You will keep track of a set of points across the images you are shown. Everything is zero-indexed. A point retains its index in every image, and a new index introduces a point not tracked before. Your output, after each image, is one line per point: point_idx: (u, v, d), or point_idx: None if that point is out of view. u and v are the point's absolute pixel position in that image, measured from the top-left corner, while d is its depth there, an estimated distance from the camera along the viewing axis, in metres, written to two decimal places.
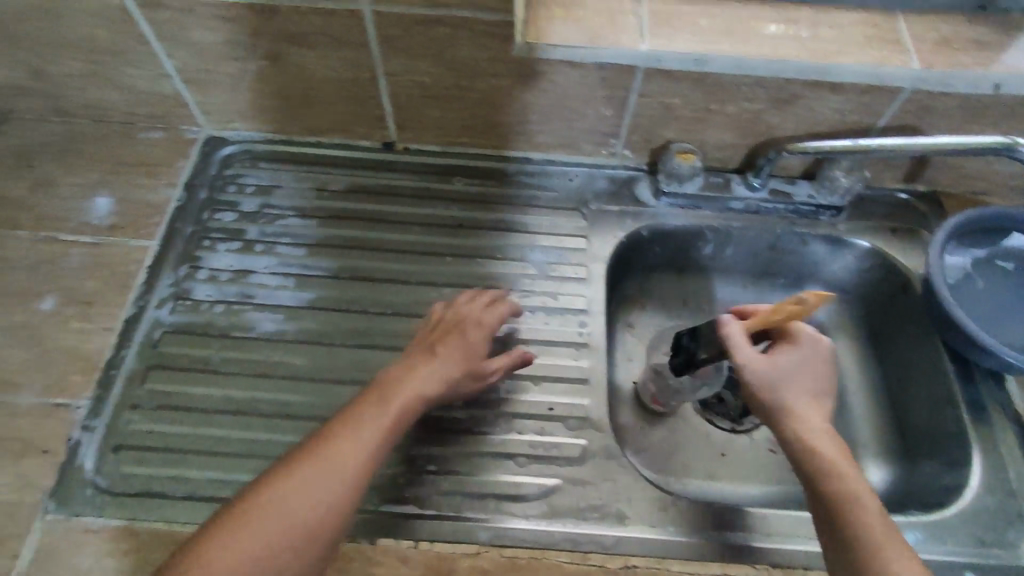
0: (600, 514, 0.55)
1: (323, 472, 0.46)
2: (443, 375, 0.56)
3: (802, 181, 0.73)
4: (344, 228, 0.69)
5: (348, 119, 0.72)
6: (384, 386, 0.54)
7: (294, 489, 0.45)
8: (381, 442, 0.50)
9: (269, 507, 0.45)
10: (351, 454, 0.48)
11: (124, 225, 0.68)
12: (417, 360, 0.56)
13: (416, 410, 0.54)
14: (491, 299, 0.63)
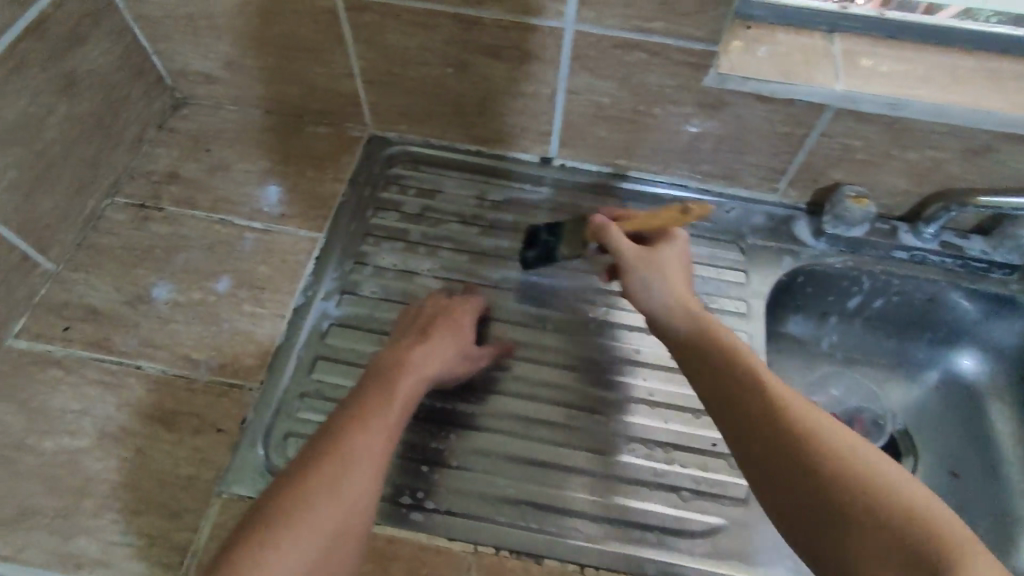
0: (768, 561, 0.54)
1: (345, 465, 0.46)
2: (443, 357, 0.58)
3: (975, 236, 0.71)
4: (506, 240, 0.71)
5: (515, 132, 0.73)
6: (391, 368, 0.55)
7: (329, 483, 0.45)
8: (388, 431, 0.50)
9: (331, 501, 0.44)
10: (365, 448, 0.48)
11: (293, 215, 0.69)
12: (410, 341, 0.58)
13: (421, 391, 0.56)
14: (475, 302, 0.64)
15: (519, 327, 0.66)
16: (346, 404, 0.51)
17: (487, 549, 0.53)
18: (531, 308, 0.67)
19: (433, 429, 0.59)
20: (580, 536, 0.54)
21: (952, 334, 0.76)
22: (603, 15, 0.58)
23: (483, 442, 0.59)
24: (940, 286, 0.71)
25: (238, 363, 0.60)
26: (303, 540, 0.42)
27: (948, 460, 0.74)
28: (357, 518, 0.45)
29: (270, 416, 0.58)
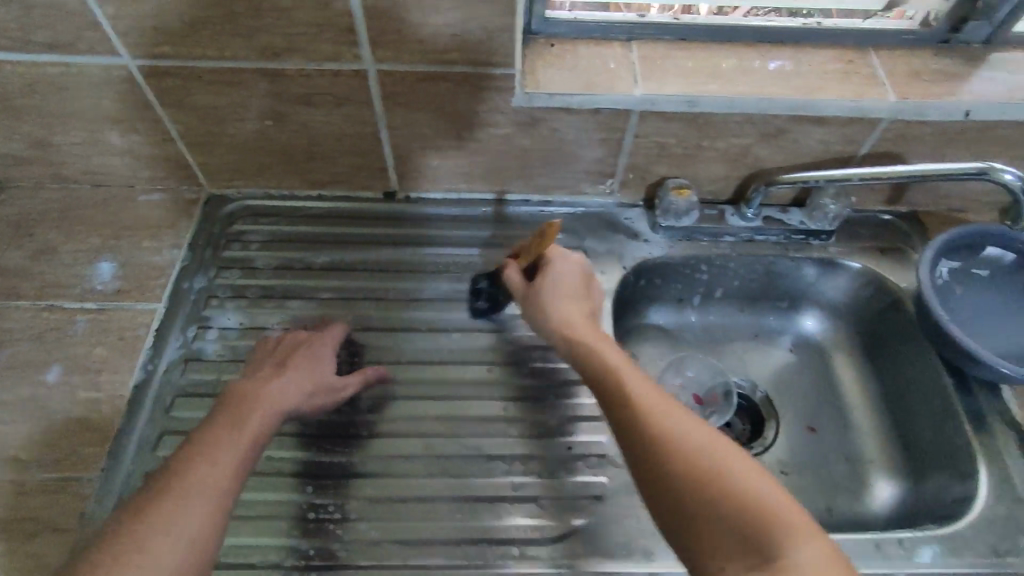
0: (627, 551, 0.56)
1: (180, 496, 0.47)
2: (299, 389, 0.59)
3: (793, 208, 0.76)
4: (355, 280, 0.71)
5: (352, 171, 0.74)
6: (240, 401, 0.55)
7: (161, 517, 0.45)
8: (236, 462, 0.51)
9: (162, 534, 0.45)
10: (204, 475, 0.48)
11: (129, 289, 0.67)
12: (266, 375, 0.59)
13: (275, 416, 0.56)
14: (331, 336, 0.65)
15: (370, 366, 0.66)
16: (192, 438, 0.52)
17: None
18: (387, 346, 0.67)
19: (288, 487, 0.58)
20: (443, 564, 0.55)
21: (794, 300, 0.81)
22: (398, 53, 0.60)
23: (343, 489, 0.58)
24: (772, 259, 0.76)
25: (75, 454, 0.57)
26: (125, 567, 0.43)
27: (806, 416, 0.77)
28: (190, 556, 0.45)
29: (113, 503, 0.56)
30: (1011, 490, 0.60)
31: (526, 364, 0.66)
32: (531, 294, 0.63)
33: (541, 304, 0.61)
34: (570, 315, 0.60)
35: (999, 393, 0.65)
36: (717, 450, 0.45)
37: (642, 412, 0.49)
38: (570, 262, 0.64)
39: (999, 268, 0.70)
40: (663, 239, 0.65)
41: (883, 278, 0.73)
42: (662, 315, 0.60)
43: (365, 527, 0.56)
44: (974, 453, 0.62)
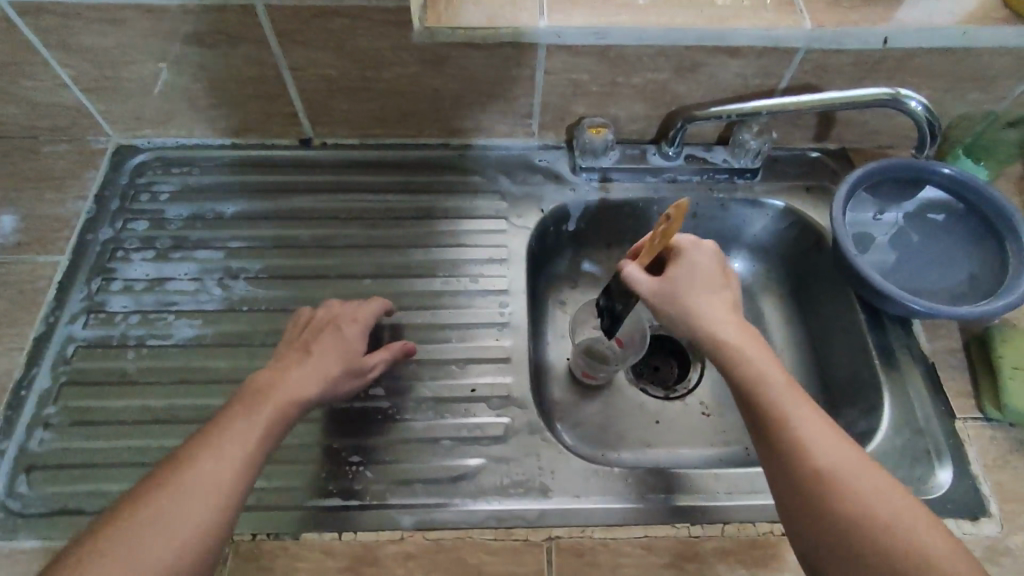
0: (524, 489, 0.56)
1: (180, 496, 0.42)
2: (322, 373, 0.54)
3: (717, 147, 0.75)
4: (265, 228, 0.69)
5: (261, 117, 0.72)
6: (264, 389, 0.51)
7: (154, 515, 0.41)
8: (249, 450, 0.46)
9: (153, 538, 0.40)
10: (208, 472, 0.44)
11: (31, 241, 0.66)
12: (289, 361, 0.55)
13: (298, 408, 0.52)
14: (368, 312, 0.61)
15: (275, 314, 0.64)
16: (204, 428, 0.47)
17: (243, 536, 0.52)
18: (294, 294, 0.65)
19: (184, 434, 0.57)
20: (338, 503, 0.55)
21: (723, 242, 0.79)
22: None
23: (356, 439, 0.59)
24: (695, 200, 0.74)
25: None
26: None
27: None
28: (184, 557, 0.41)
29: (10, 454, 0.56)
30: (913, 422, 0.60)
31: (436, 309, 0.65)
32: (667, 291, 0.57)
33: (680, 301, 0.56)
34: (711, 310, 0.55)
35: (911, 326, 0.65)
36: (868, 486, 0.43)
37: (795, 440, 0.46)
38: (701, 252, 0.58)
39: (954, 212, 0.68)
40: (701, 242, 0.59)
41: (804, 217, 0.72)
42: (726, 325, 0.54)
43: (368, 473, 0.57)
44: (881, 388, 0.62)
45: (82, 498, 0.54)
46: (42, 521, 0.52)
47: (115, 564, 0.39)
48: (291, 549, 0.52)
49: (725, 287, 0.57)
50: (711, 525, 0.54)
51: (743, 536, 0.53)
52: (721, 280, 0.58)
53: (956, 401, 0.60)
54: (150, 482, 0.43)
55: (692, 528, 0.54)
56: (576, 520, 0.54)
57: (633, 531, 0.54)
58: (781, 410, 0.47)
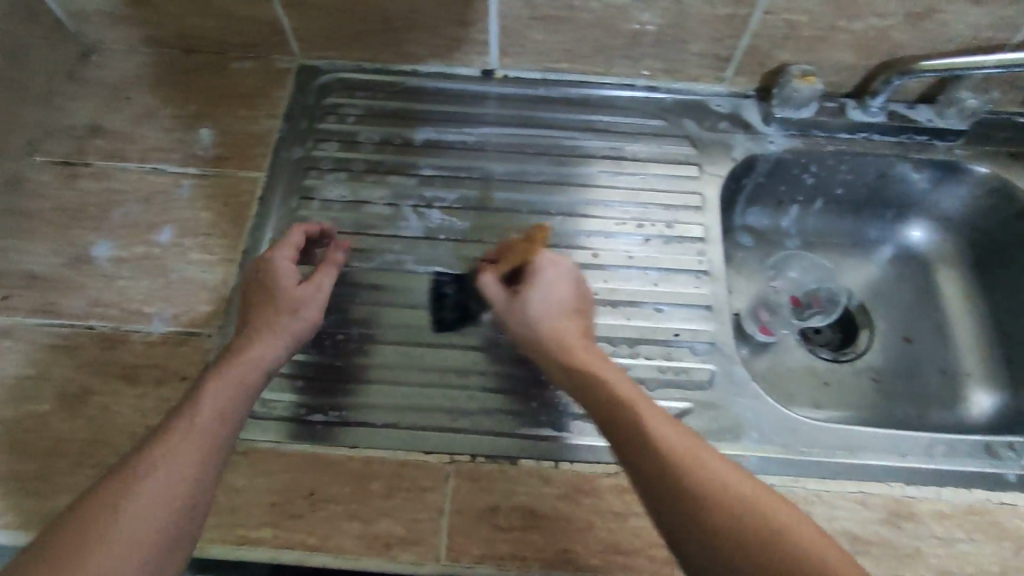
0: (734, 436, 0.56)
1: (179, 445, 0.43)
2: (290, 335, 0.52)
3: (921, 105, 0.71)
4: (452, 157, 0.69)
5: (451, 45, 0.70)
6: (239, 344, 0.50)
7: (160, 462, 0.42)
8: (222, 413, 0.45)
9: (143, 497, 0.40)
10: (190, 429, 0.44)
11: (229, 156, 0.67)
12: (254, 324, 0.51)
13: (269, 372, 0.49)
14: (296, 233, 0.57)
15: (472, 245, 0.65)
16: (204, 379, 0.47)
17: (464, 457, 0.54)
18: (487, 226, 0.65)
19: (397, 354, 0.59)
20: (550, 433, 0.56)
21: (903, 207, 0.76)
22: None
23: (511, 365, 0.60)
24: (891, 160, 0.70)
25: (193, 312, 0.59)
26: (103, 529, 0.39)
27: (902, 326, 0.74)
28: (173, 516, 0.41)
29: None
30: None
31: (630, 253, 0.64)
32: (515, 303, 0.55)
33: (524, 317, 0.54)
34: (567, 336, 0.53)
35: None
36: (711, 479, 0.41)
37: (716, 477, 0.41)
38: (557, 269, 0.56)
39: None
40: (561, 260, 0.57)
41: (1013, 186, 0.68)
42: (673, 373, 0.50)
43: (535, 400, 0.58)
44: None
45: (309, 406, 0.57)
46: (276, 425, 0.55)
47: (110, 516, 0.39)
48: (510, 472, 0.54)
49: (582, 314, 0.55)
50: (927, 487, 0.54)
51: (959, 500, 0.53)
52: (575, 307, 0.55)
53: None
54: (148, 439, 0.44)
55: (908, 485, 0.54)
56: (788, 471, 0.54)
57: (847, 486, 0.54)
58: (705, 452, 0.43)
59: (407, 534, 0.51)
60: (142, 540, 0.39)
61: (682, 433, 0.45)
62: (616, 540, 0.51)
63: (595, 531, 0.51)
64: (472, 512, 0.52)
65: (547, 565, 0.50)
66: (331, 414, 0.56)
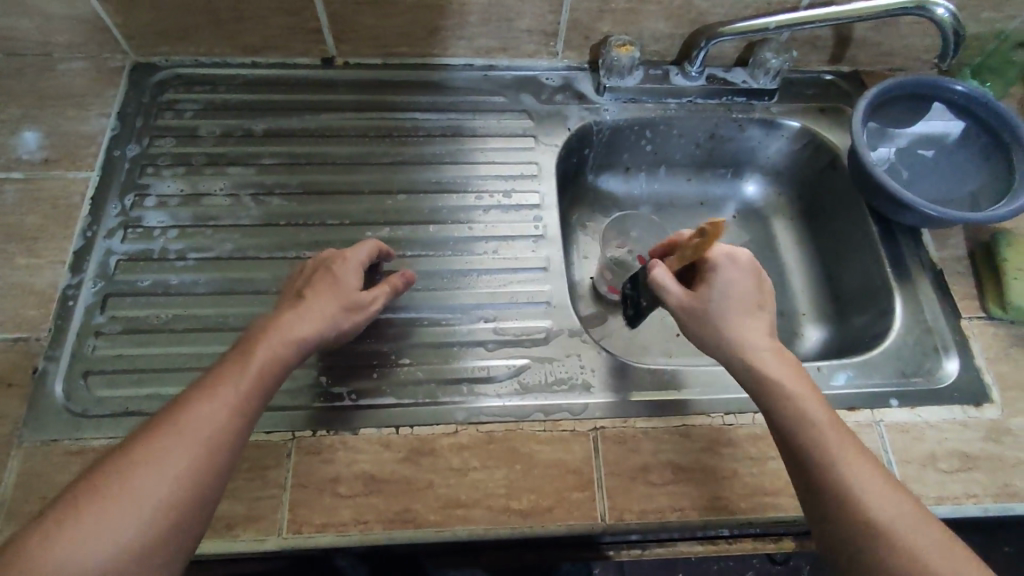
0: (567, 386, 0.59)
1: (176, 441, 0.42)
2: (322, 315, 0.51)
3: (737, 68, 0.76)
4: (294, 144, 0.70)
5: (284, 34, 0.70)
6: (257, 333, 0.49)
7: (150, 460, 0.41)
8: (225, 412, 0.44)
9: (132, 496, 0.39)
10: (199, 417, 0.43)
11: (57, 158, 0.65)
12: (317, 306, 0.51)
13: (285, 372, 0.49)
14: (364, 250, 0.57)
15: (314, 229, 0.65)
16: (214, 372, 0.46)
17: (304, 432, 0.55)
18: (328, 209, 0.67)
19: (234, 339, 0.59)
20: (393, 402, 0.58)
21: (738, 165, 0.82)
22: None
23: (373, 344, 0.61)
24: (717, 122, 0.76)
25: (19, 317, 0.57)
26: (113, 511, 0.39)
27: None
28: (161, 516, 0.40)
29: (64, 362, 0.56)
30: (921, 321, 0.64)
31: (470, 223, 0.67)
32: (698, 308, 0.53)
33: (708, 325, 0.52)
34: (746, 335, 0.50)
35: (921, 238, 0.69)
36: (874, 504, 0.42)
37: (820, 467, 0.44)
38: (735, 266, 0.53)
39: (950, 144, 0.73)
40: (736, 254, 0.53)
41: (821, 137, 0.75)
42: (761, 346, 0.50)
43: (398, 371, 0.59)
44: (893, 293, 0.66)
45: (142, 400, 0.55)
46: (107, 421, 0.54)
47: (122, 496, 0.39)
48: (351, 442, 0.55)
49: (758, 306, 0.52)
50: (744, 415, 0.58)
51: None
52: (758, 303, 0.52)
53: (962, 302, 0.65)
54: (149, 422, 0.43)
55: (727, 416, 0.58)
56: (619, 412, 0.58)
57: (672, 421, 0.57)
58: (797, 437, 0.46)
59: (248, 512, 0.52)
60: (158, 523, 0.39)
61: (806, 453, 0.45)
62: (455, 495, 0.53)
63: (435, 488, 0.53)
64: (313, 484, 0.53)
65: (389, 525, 0.52)
66: None
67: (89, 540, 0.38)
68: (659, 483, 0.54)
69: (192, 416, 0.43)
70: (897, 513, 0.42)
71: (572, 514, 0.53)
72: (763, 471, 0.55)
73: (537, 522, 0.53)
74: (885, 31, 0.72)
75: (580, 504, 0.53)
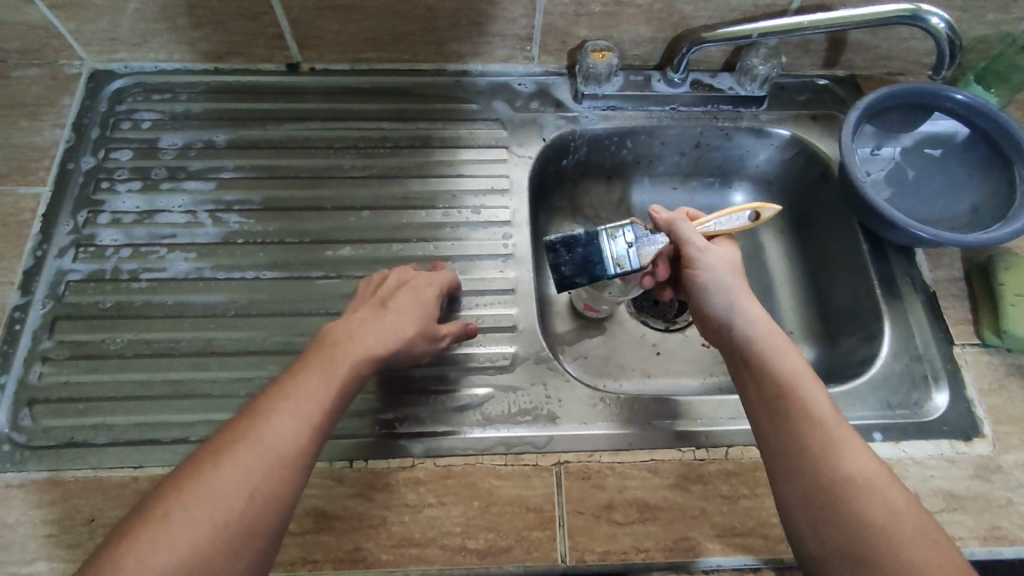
0: (531, 417, 0.57)
1: (251, 454, 0.40)
2: (398, 332, 0.51)
3: (723, 74, 0.72)
4: (256, 156, 0.67)
5: (245, 40, 0.67)
6: (336, 341, 0.48)
7: (230, 472, 0.40)
8: (303, 429, 0.42)
9: (208, 509, 0.38)
10: (280, 432, 0.42)
11: (10, 172, 0.64)
12: (399, 322, 0.51)
13: (360, 382, 0.48)
14: (439, 280, 0.58)
15: (271, 247, 0.63)
16: (293, 376, 0.45)
17: None
18: (288, 226, 0.64)
19: (186, 366, 0.56)
20: (348, 433, 0.55)
21: (726, 173, 0.78)
22: None
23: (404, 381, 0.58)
24: (702, 130, 0.72)
25: None
26: (195, 527, 0.38)
27: None
28: (231, 536, 0.38)
29: (9, 389, 0.55)
30: (910, 348, 0.61)
31: (437, 241, 0.64)
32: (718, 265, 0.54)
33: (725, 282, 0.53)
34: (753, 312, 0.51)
35: (913, 257, 0.65)
36: (853, 454, 0.42)
37: (805, 413, 0.44)
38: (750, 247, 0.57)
39: (953, 147, 0.69)
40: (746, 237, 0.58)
41: (811, 147, 0.71)
42: (754, 307, 0.51)
43: (410, 408, 0.57)
44: (882, 317, 0.63)
45: (86, 430, 0.53)
46: (50, 452, 0.52)
47: (203, 511, 0.38)
48: None
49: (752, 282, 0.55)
50: (716, 450, 0.55)
51: (746, 459, 0.55)
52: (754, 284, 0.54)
53: (954, 327, 0.61)
54: (226, 435, 0.42)
55: (697, 451, 0.55)
56: (585, 446, 0.55)
57: (640, 455, 0.55)
58: (788, 384, 0.46)
59: None
60: (238, 549, 0.38)
61: (794, 398, 0.45)
62: (408, 533, 0.51)
63: (388, 526, 0.51)
64: None
65: (338, 565, 0.50)
66: (113, 436, 0.53)
67: (172, 557, 0.37)
68: (623, 522, 0.52)
69: (271, 428, 0.42)
70: (869, 466, 0.42)
71: (530, 555, 0.51)
72: (734, 510, 0.52)
73: (494, 563, 0.50)
74: (883, 34, 0.68)
75: (539, 544, 0.51)
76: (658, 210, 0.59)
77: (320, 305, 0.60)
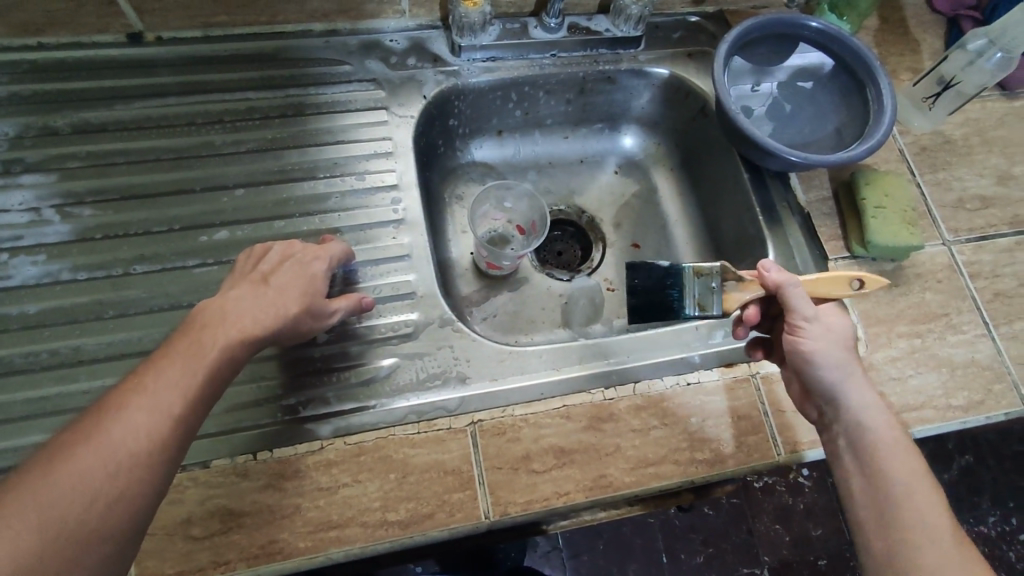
0: (441, 380, 0.56)
1: (100, 452, 0.37)
2: (276, 310, 0.48)
3: (599, 16, 0.71)
4: (103, 140, 0.60)
5: (70, 8, 0.58)
6: (205, 325, 0.45)
7: (72, 471, 0.36)
8: (161, 424, 0.40)
9: (41, 514, 0.35)
10: (132, 429, 0.39)
11: None
12: (274, 298, 0.49)
13: (232, 370, 0.45)
14: (329, 252, 0.55)
15: (137, 239, 0.57)
16: (154, 365, 0.42)
17: None
18: (152, 214, 0.58)
19: (48, 380, 0.51)
20: (248, 426, 0.52)
21: (613, 118, 0.79)
22: None
23: (304, 363, 0.55)
24: (584, 75, 0.72)
25: None
26: (22, 535, 0.34)
27: (628, 235, 0.77)
28: (70, 544, 0.35)
29: None
30: (791, 267, 0.65)
31: (323, 214, 0.61)
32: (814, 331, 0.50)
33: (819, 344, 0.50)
34: (856, 385, 0.49)
35: (789, 182, 0.69)
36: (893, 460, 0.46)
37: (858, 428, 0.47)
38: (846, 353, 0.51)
39: (821, 78, 0.72)
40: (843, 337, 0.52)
41: (688, 83, 0.72)
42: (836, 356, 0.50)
43: (314, 390, 0.54)
44: (765, 240, 0.66)
45: None
46: None
47: (33, 515, 0.35)
48: (202, 477, 0.49)
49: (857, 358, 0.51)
50: (623, 387, 0.57)
51: (652, 391, 0.57)
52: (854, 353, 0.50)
53: (829, 244, 0.65)
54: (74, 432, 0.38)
55: (606, 391, 0.56)
56: (498, 402, 0.55)
57: (551, 403, 0.55)
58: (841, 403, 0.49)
59: None
60: (77, 556, 0.35)
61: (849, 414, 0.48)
62: (325, 517, 0.49)
63: (303, 512, 0.49)
64: (163, 529, 0.48)
65: (253, 562, 0.47)
66: None
67: None
68: (541, 470, 0.53)
69: (125, 422, 0.39)
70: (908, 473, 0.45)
71: (453, 517, 0.50)
72: (645, 442, 0.55)
73: (418, 531, 0.50)
74: None
75: (461, 505, 0.51)
76: (764, 269, 0.52)
77: (199, 294, 0.56)
